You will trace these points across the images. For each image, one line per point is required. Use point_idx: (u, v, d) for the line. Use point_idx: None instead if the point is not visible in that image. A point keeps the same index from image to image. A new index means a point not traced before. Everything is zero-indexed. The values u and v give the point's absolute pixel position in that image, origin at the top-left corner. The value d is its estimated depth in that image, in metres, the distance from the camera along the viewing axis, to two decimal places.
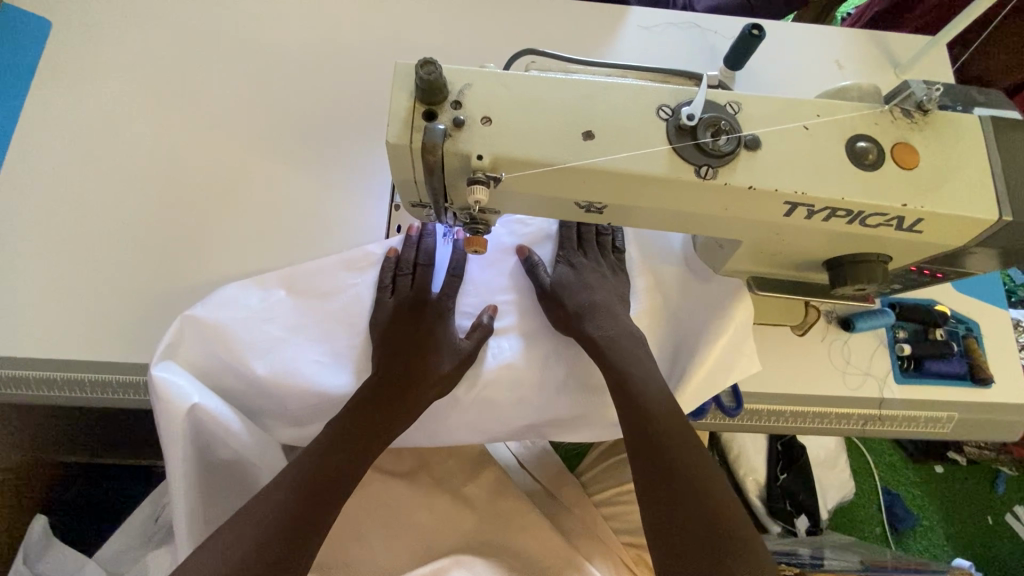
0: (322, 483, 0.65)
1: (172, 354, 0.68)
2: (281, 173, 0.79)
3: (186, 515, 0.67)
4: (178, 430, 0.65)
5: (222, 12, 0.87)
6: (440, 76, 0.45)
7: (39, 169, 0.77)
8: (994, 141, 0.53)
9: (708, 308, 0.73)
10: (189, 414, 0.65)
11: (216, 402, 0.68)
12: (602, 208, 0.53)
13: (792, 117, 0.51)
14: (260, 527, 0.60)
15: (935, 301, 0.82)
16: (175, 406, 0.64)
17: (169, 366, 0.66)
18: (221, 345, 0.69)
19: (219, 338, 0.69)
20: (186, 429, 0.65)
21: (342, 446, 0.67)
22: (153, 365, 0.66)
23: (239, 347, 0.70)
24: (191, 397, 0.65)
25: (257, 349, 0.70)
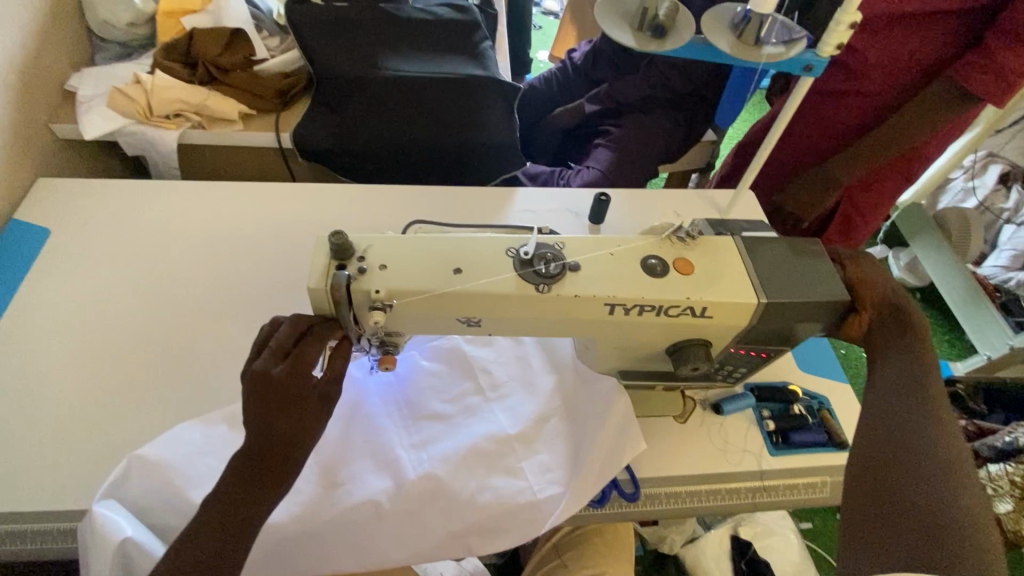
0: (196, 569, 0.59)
1: (115, 491, 0.75)
2: (234, 330, 0.95)
3: None
4: (107, 563, 0.69)
5: (196, 211, 1.11)
6: (347, 241, 0.65)
7: (18, 344, 0.91)
8: (746, 250, 0.77)
9: (597, 405, 0.88)
10: (117, 548, 0.69)
11: (148, 537, 0.72)
12: (478, 322, 0.71)
13: (602, 247, 0.72)
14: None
15: (788, 381, 0.99)
16: (107, 539, 0.70)
17: (108, 502, 0.74)
18: (161, 479, 0.76)
19: (160, 473, 0.77)
20: (115, 563, 0.70)
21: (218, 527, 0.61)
22: (94, 501, 0.73)
23: (177, 479, 0.77)
24: (123, 530, 0.71)
25: (193, 480, 0.77)
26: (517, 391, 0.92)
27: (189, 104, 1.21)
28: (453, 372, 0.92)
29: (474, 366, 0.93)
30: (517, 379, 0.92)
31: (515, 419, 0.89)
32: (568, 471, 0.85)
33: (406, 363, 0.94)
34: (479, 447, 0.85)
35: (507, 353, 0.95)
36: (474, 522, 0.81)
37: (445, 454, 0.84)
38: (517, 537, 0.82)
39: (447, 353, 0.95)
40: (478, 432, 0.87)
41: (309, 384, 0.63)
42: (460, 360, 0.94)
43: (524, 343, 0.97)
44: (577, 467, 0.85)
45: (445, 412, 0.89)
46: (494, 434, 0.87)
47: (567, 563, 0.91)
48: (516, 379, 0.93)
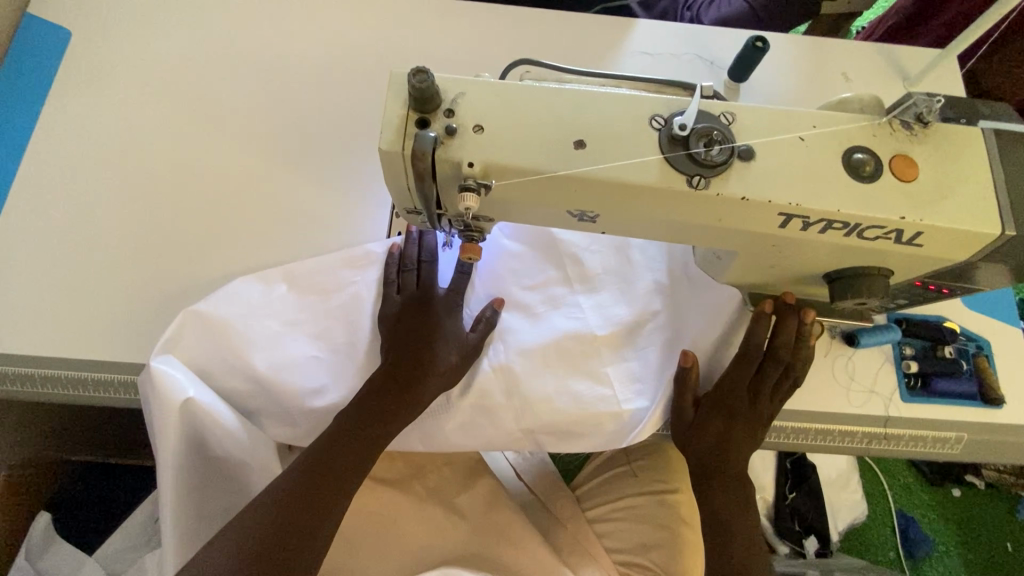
0: (313, 488, 0.65)
1: (172, 347, 0.69)
2: (286, 183, 0.81)
3: (172, 505, 0.68)
4: (172, 420, 0.66)
5: (235, 20, 0.90)
6: (432, 85, 0.46)
7: (56, 172, 0.80)
8: (998, 154, 0.52)
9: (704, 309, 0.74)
10: (184, 405, 0.66)
11: (211, 397, 0.69)
12: (595, 217, 0.54)
13: (789, 128, 0.50)
14: (248, 524, 0.62)
15: (944, 318, 0.80)
16: (171, 395, 0.66)
17: (167, 358, 0.68)
18: (221, 338, 0.71)
19: (220, 333, 0.70)
20: (183, 420, 0.66)
21: (329, 454, 0.66)
22: (153, 356, 0.67)
23: (239, 340, 0.71)
24: (186, 388, 0.66)
25: (255, 343, 0.71)
26: (617, 286, 0.77)
27: None
28: (542, 259, 0.78)
29: (566, 253, 0.77)
30: (617, 273, 0.77)
31: (608, 319, 0.75)
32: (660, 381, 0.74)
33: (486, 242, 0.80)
34: (568, 347, 0.74)
35: (606, 242, 0.78)
36: (550, 429, 0.73)
37: (531, 349, 0.74)
38: (604, 442, 0.73)
39: (534, 235, 0.80)
40: (561, 327, 0.75)
41: (423, 311, 0.73)
42: (549, 246, 0.79)
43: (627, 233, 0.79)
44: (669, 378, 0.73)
45: (530, 302, 0.76)
46: (580, 333, 0.74)
47: (635, 472, 0.88)
48: (613, 274, 0.77)
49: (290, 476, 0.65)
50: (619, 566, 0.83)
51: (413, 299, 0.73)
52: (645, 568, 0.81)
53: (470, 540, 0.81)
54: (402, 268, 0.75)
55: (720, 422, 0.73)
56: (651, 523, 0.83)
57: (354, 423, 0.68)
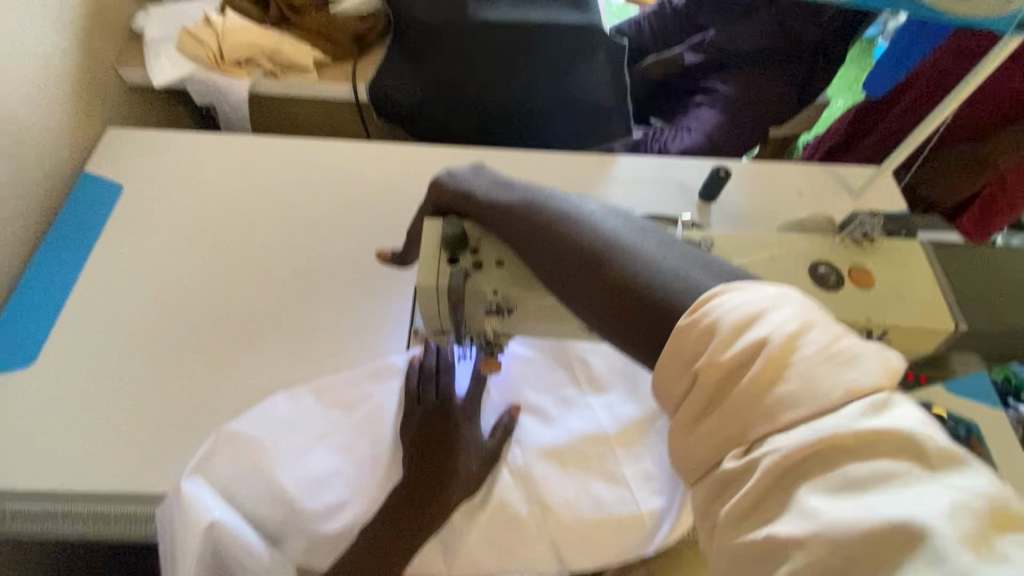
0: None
1: (202, 469, 0.71)
2: (314, 309, 0.88)
3: None
4: (196, 545, 0.66)
5: (270, 169, 1.03)
6: (462, 230, 0.56)
7: (97, 308, 0.87)
8: (938, 261, 0.62)
9: None
10: (208, 529, 0.66)
11: (236, 517, 0.69)
12: (603, 330, 0.60)
13: (758, 248, 0.60)
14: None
15: (931, 404, 0.85)
16: (197, 518, 0.66)
17: (196, 480, 0.70)
18: (247, 456, 0.72)
19: (248, 450, 0.73)
20: (206, 544, 0.66)
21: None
22: (184, 478, 0.70)
23: (265, 457, 0.73)
24: (212, 510, 0.67)
25: (279, 462, 0.73)
26: (618, 387, 0.83)
27: (262, 48, 1.07)
28: (550, 366, 0.85)
29: (572, 360, 0.85)
30: (618, 376, 0.84)
31: (616, 420, 0.80)
32: (669, 479, 0.76)
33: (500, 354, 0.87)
34: (581, 448, 0.78)
35: (605, 349, 0.86)
36: (578, 535, 0.73)
37: (547, 452, 0.77)
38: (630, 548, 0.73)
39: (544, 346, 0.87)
40: (574, 429, 0.79)
41: (442, 424, 0.77)
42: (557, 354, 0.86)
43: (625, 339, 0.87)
44: (678, 475, 0.76)
45: (542, 407, 0.81)
46: (592, 434, 0.79)
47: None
48: (615, 377, 0.84)
49: None
50: None
51: (429, 412, 0.77)
52: None
53: None
54: (422, 379, 0.80)
55: None
56: None
57: (375, 546, 0.69)
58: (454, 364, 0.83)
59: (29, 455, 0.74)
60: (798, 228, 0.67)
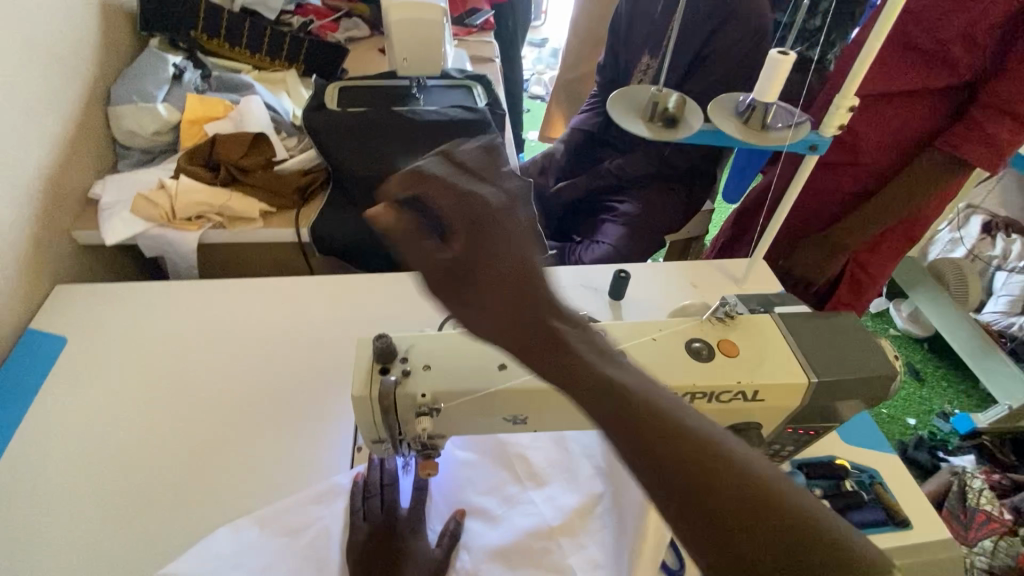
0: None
1: None
2: (257, 439, 0.91)
3: None
4: None
5: (216, 308, 1.10)
6: (391, 343, 0.64)
7: (30, 465, 0.86)
8: (787, 328, 0.76)
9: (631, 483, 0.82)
10: None
11: None
12: (524, 418, 0.68)
13: (643, 334, 0.73)
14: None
15: (835, 456, 0.95)
16: None
17: None
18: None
19: None
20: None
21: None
22: None
23: None
24: None
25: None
26: (558, 476, 0.87)
27: (211, 205, 1.20)
28: (492, 464, 0.88)
29: (510, 453, 0.89)
30: (557, 465, 0.88)
31: (559, 511, 0.83)
32: (615, 564, 0.79)
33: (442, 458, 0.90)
34: (527, 544, 0.80)
35: (542, 438, 0.91)
36: None
37: (493, 554, 0.79)
38: None
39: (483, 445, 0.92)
40: (519, 524, 0.82)
41: (388, 540, 0.78)
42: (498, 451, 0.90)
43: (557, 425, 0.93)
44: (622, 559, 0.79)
45: (486, 507, 0.84)
46: (536, 525, 0.82)
47: None
48: (553, 464, 0.88)
49: None
50: None
51: (375, 526, 0.79)
52: None
53: None
54: (367, 493, 0.83)
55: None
56: None
57: None
58: (398, 476, 0.86)
59: None
60: (678, 315, 0.81)
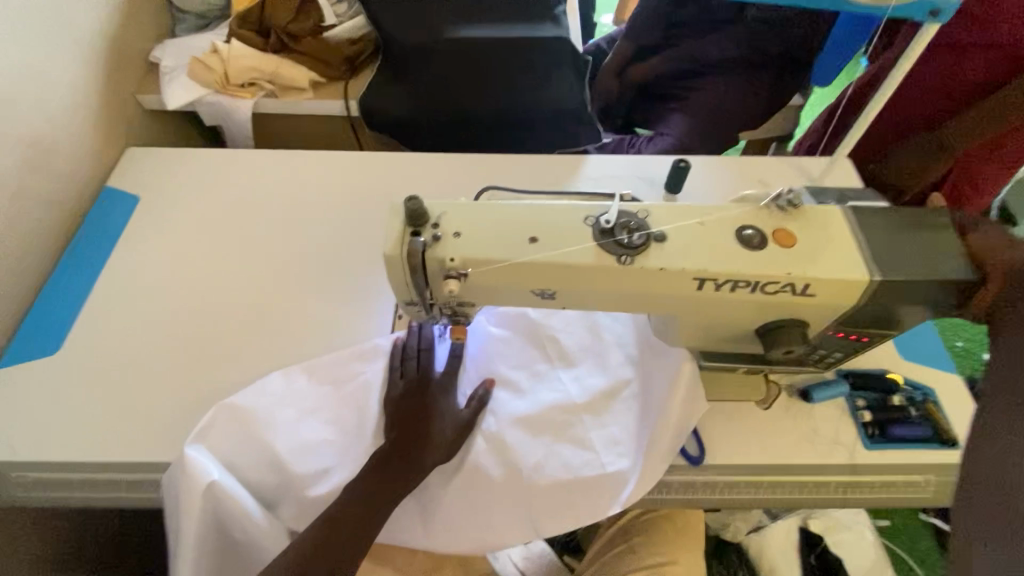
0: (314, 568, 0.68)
1: (203, 437, 0.78)
2: (306, 298, 0.96)
3: None
4: (195, 504, 0.73)
5: (269, 177, 1.13)
6: (422, 206, 0.63)
7: (111, 301, 0.95)
8: (857, 223, 0.68)
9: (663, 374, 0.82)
10: (206, 489, 0.73)
11: (232, 479, 0.76)
12: (553, 294, 0.67)
13: (691, 216, 0.67)
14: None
15: (888, 370, 0.89)
16: (197, 480, 0.73)
17: (198, 447, 0.77)
18: (245, 425, 0.80)
19: (246, 421, 0.80)
20: (209, 502, 0.74)
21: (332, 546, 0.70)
22: (187, 444, 0.77)
23: (261, 428, 0.80)
24: (210, 473, 0.74)
25: (275, 431, 0.80)
26: (587, 358, 0.88)
27: (263, 72, 1.20)
28: (523, 341, 0.90)
29: (542, 332, 0.90)
30: (588, 348, 0.89)
31: (585, 390, 0.85)
32: (635, 443, 0.81)
33: (475, 331, 0.92)
34: (551, 416, 0.83)
35: (576, 322, 0.91)
36: (549, 496, 0.79)
37: (518, 421, 0.83)
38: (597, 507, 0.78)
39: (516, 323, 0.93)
40: (543, 396, 0.85)
41: (420, 395, 0.83)
42: (530, 330, 0.91)
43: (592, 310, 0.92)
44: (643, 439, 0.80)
45: (514, 380, 0.87)
46: (560, 399, 0.84)
47: (635, 547, 0.89)
48: (584, 346, 0.89)
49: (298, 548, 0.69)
50: None
51: (410, 383, 0.84)
52: None
53: None
54: (406, 354, 0.87)
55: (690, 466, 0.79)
56: None
57: (354, 504, 0.73)
58: (435, 342, 0.89)
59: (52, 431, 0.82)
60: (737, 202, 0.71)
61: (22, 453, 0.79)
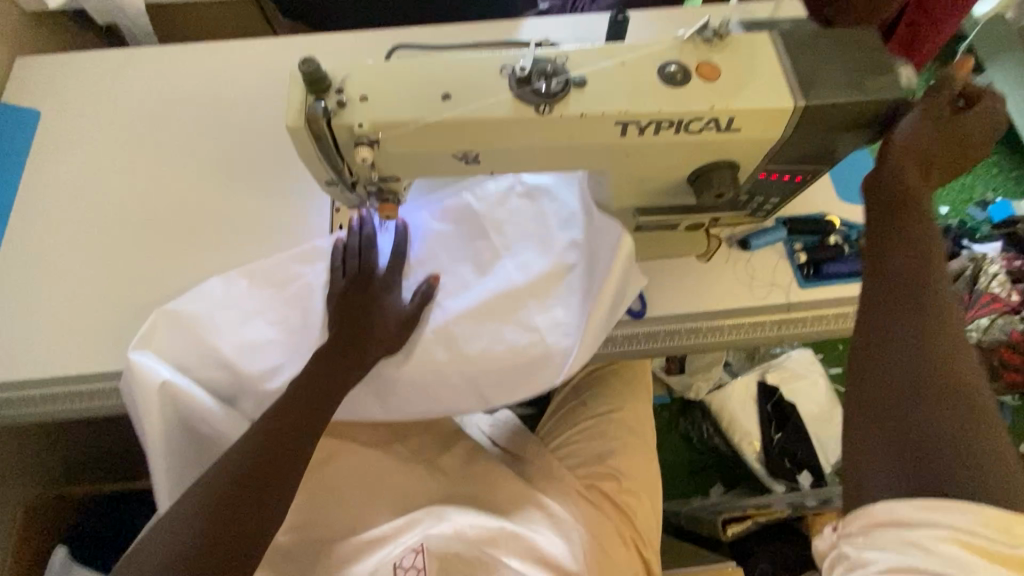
0: (284, 433, 0.71)
1: (148, 343, 0.79)
2: (238, 199, 0.92)
3: (159, 473, 0.80)
4: (151, 402, 0.76)
5: (177, 74, 1.03)
6: (318, 69, 0.58)
7: (31, 222, 0.90)
8: (785, 51, 0.65)
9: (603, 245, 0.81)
10: (158, 389, 0.76)
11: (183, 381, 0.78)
12: (477, 157, 0.65)
13: (611, 57, 0.63)
14: (198, 498, 0.65)
15: (826, 213, 0.91)
16: (148, 381, 0.76)
17: (143, 352, 0.78)
18: (190, 327, 0.81)
19: (188, 326, 0.81)
20: (168, 400, 0.77)
21: (296, 419, 0.73)
22: (131, 350, 0.78)
23: (204, 332, 0.81)
24: (159, 374, 0.76)
25: (220, 334, 0.81)
26: (530, 242, 0.87)
27: None
28: (464, 232, 0.88)
29: (476, 210, 0.88)
30: (529, 232, 0.87)
31: (527, 275, 0.84)
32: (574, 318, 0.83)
33: (414, 220, 0.89)
34: (493, 303, 0.84)
35: (518, 205, 0.88)
36: (501, 362, 0.82)
37: (462, 312, 0.84)
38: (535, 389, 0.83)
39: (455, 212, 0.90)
40: (475, 274, 0.86)
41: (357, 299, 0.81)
42: (471, 220, 0.89)
43: (527, 179, 0.89)
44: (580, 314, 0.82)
45: (456, 271, 0.87)
46: (489, 272, 0.86)
47: (585, 402, 0.96)
48: (519, 221, 0.87)
49: (245, 448, 0.69)
50: (582, 481, 0.89)
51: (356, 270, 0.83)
52: (607, 478, 0.88)
53: (444, 490, 0.86)
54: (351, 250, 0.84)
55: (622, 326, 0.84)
56: (606, 437, 0.92)
57: (297, 410, 0.73)
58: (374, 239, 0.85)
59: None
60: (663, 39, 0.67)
61: None
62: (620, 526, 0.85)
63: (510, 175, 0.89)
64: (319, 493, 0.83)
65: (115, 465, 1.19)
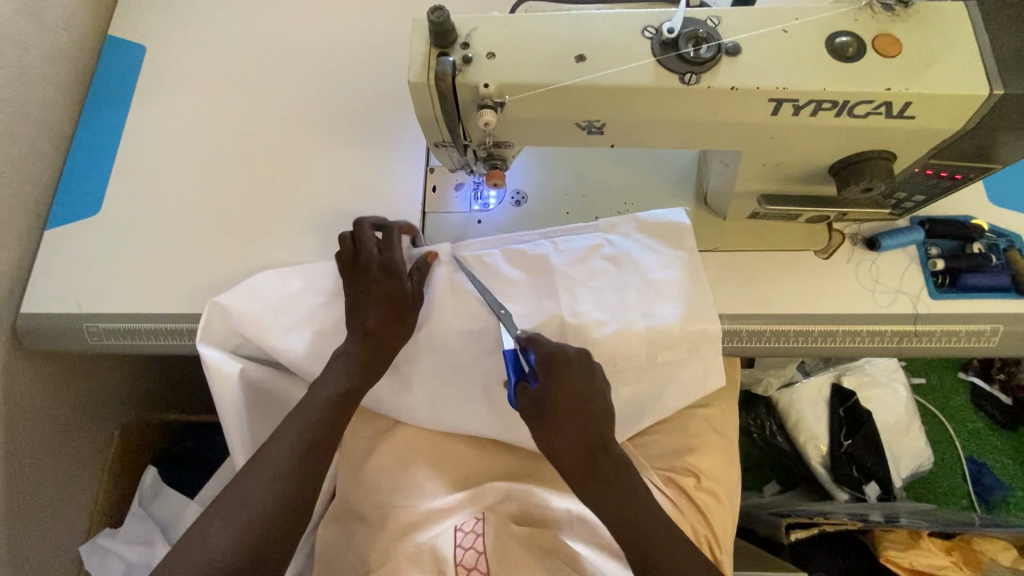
0: (303, 464, 0.66)
1: (210, 334, 0.79)
2: (330, 150, 0.89)
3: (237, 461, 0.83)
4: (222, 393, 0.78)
5: (277, 13, 1.00)
6: (448, 20, 0.54)
7: (135, 158, 0.91)
8: (981, 26, 0.55)
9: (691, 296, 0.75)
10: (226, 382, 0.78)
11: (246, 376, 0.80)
12: (602, 127, 0.60)
13: (772, 23, 0.56)
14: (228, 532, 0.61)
15: (971, 217, 0.81)
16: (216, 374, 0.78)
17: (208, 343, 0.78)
18: (244, 331, 0.79)
19: (243, 324, 0.78)
20: (235, 393, 0.79)
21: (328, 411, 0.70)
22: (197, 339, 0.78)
23: (260, 330, 0.79)
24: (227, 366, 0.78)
25: (273, 341, 0.79)
26: (601, 299, 0.76)
27: None
28: (533, 278, 0.78)
29: (554, 271, 0.77)
30: (601, 287, 0.77)
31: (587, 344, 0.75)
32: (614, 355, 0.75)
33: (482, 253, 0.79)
34: None
35: (593, 252, 0.78)
36: None
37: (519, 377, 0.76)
38: None
39: (526, 253, 0.78)
40: None
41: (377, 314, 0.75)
42: (543, 265, 0.78)
43: (618, 242, 0.78)
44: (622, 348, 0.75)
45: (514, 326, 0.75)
46: None
47: None
48: (598, 289, 0.77)
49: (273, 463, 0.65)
50: (660, 472, 0.83)
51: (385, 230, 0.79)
52: (685, 473, 0.82)
53: (518, 465, 0.83)
54: None
55: (689, 363, 0.75)
56: (684, 431, 0.84)
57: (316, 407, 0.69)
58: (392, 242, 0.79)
59: (100, 286, 0.83)
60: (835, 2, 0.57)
61: (85, 306, 0.82)
62: (694, 525, 0.80)
63: (598, 230, 0.79)
64: (395, 453, 0.82)
65: (194, 398, 1.24)
